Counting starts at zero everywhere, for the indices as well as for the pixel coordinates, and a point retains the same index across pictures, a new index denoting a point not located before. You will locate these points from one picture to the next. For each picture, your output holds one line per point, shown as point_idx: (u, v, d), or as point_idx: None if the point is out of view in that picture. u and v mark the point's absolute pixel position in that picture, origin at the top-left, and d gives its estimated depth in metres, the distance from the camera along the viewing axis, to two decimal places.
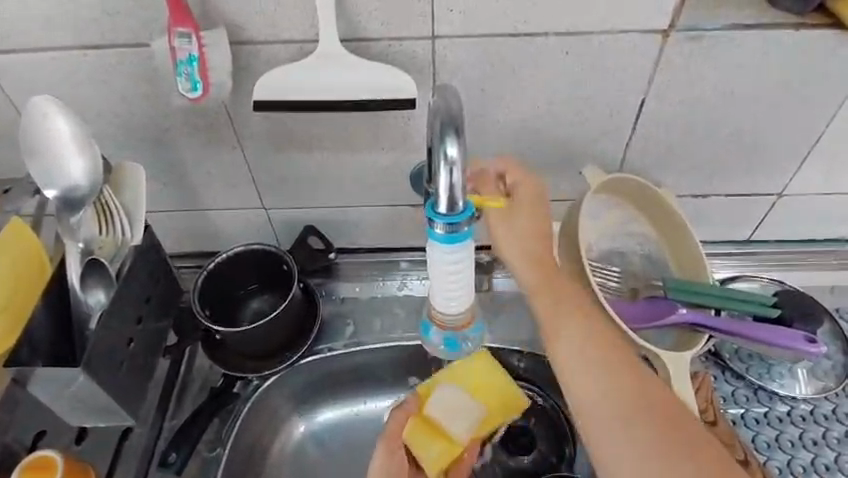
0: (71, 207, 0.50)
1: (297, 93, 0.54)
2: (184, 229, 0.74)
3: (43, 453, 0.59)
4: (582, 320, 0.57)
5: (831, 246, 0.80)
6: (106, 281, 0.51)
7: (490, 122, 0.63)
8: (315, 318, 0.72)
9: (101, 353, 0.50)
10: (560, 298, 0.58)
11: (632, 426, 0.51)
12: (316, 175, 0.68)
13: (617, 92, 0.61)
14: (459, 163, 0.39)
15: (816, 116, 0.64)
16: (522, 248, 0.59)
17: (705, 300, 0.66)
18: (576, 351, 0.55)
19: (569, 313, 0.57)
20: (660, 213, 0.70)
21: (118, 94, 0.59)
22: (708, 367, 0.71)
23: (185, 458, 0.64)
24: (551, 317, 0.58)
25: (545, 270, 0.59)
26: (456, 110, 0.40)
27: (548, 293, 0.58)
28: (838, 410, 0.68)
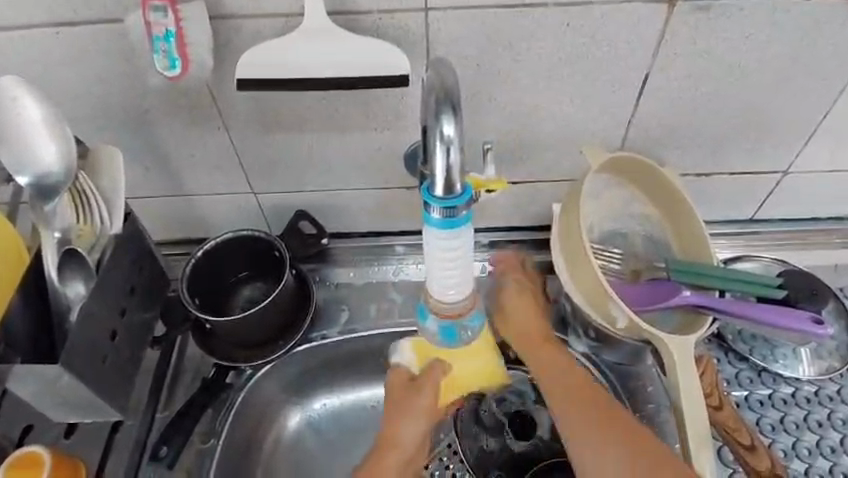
0: (44, 196, 0.47)
1: (282, 71, 0.51)
2: (170, 215, 0.72)
3: (30, 449, 0.58)
4: (588, 399, 0.55)
5: (834, 225, 0.79)
6: (85, 270, 0.48)
7: (488, 100, 0.60)
8: (309, 305, 0.70)
9: (82, 349, 0.47)
10: (565, 380, 0.57)
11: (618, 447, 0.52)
12: (307, 157, 0.65)
13: (620, 67, 0.58)
14: (457, 142, 0.37)
15: (825, 90, 0.62)
16: (534, 340, 0.60)
17: (709, 281, 0.64)
18: (574, 414, 0.54)
19: (576, 393, 0.56)
20: (663, 192, 0.68)
21: (93, 73, 0.56)
22: (711, 349, 0.69)
23: (177, 450, 0.63)
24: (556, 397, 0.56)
25: (559, 369, 0.58)
26: (452, 86, 0.37)
27: (556, 376, 0.57)
28: (843, 391, 0.67)
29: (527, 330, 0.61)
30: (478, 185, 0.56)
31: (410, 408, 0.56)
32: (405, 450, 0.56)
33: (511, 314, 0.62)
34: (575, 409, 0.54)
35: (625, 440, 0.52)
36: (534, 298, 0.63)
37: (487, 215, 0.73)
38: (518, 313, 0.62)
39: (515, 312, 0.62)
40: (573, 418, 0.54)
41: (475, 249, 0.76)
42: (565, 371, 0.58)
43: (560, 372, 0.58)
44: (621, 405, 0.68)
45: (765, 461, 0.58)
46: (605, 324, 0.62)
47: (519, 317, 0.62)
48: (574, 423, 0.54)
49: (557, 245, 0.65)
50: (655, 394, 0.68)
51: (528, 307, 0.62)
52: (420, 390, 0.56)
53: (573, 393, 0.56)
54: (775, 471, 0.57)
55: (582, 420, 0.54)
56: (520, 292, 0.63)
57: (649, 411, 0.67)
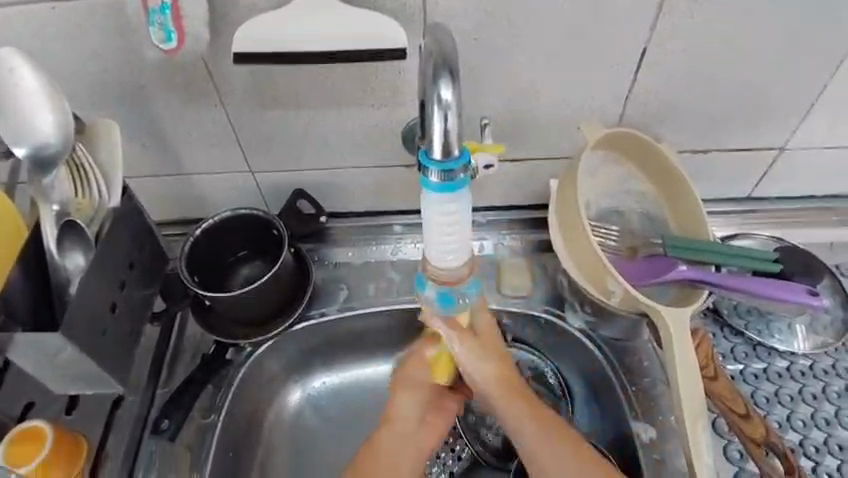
0: (42, 168, 0.47)
1: (278, 44, 0.51)
2: (168, 194, 0.72)
3: (32, 423, 0.58)
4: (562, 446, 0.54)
5: (830, 203, 0.79)
6: (84, 242, 0.48)
7: (485, 76, 0.60)
8: (308, 284, 0.71)
9: (82, 319, 0.47)
10: (537, 429, 0.54)
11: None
12: (304, 135, 0.65)
13: (618, 41, 0.58)
14: (454, 107, 0.37)
15: (823, 64, 0.62)
16: (499, 388, 0.55)
17: (705, 255, 0.64)
18: (547, 466, 0.53)
19: (553, 442, 0.54)
20: (660, 168, 0.68)
21: (88, 48, 0.55)
22: (707, 324, 0.70)
23: (178, 424, 0.63)
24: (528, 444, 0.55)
25: (529, 421, 0.55)
26: (449, 51, 0.38)
27: (527, 427, 0.55)
28: (837, 364, 0.67)
29: (495, 380, 0.56)
30: (475, 150, 0.58)
31: (411, 382, 0.59)
32: (400, 427, 0.59)
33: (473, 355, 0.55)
34: (550, 459, 0.53)
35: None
36: (495, 336, 0.57)
37: (485, 193, 0.73)
38: (481, 360, 0.55)
39: (479, 361, 0.55)
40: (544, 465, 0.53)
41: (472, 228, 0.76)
42: (536, 425, 0.55)
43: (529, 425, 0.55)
44: (618, 379, 0.68)
45: (760, 430, 0.58)
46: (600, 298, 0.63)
47: (481, 360, 0.55)
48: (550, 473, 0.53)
49: (554, 221, 0.65)
50: (651, 368, 0.68)
51: (490, 351, 0.56)
52: (413, 369, 0.59)
53: (547, 445, 0.54)
54: (771, 439, 0.58)
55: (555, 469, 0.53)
56: (483, 325, 0.56)
57: (645, 385, 0.67)
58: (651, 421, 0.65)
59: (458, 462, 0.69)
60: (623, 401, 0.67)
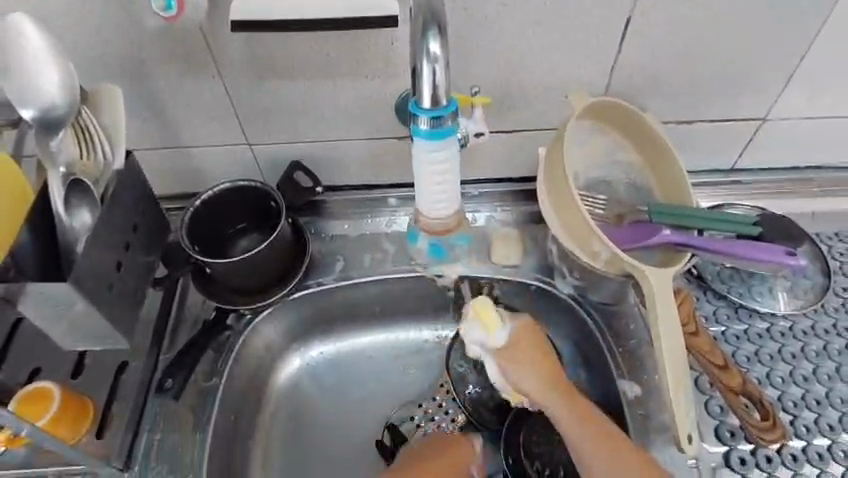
0: (49, 131, 0.49)
1: (274, 12, 0.52)
2: (168, 168, 0.73)
3: (40, 384, 0.61)
4: (600, 440, 0.59)
5: (812, 173, 0.81)
6: (89, 199, 0.50)
7: (475, 46, 0.62)
8: (305, 254, 0.73)
9: (90, 273, 0.49)
10: (578, 425, 0.60)
11: None
12: (300, 106, 0.67)
13: (603, 11, 0.60)
14: (441, 60, 0.41)
15: (801, 34, 0.64)
16: (544, 391, 0.62)
17: (690, 220, 0.67)
18: (588, 460, 0.58)
19: (592, 437, 0.59)
20: (646, 139, 0.70)
21: (89, 18, 0.57)
22: (690, 288, 0.73)
23: (181, 384, 0.66)
24: (572, 438, 0.60)
25: (569, 418, 0.60)
26: (437, 8, 0.42)
27: (570, 424, 0.60)
28: (816, 325, 0.70)
29: (538, 383, 0.62)
30: (463, 101, 0.63)
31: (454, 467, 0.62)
32: None
33: (517, 367, 0.62)
34: (590, 452, 0.58)
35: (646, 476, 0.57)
36: (537, 343, 0.63)
37: (477, 165, 0.75)
38: (522, 366, 0.62)
39: (522, 374, 0.62)
40: (585, 459, 0.58)
41: (464, 200, 0.78)
42: (577, 422, 0.60)
43: (572, 421, 0.60)
44: (605, 341, 0.71)
45: (738, 379, 0.62)
46: (586, 260, 0.66)
47: (523, 366, 0.62)
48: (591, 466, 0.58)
49: (543, 189, 0.67)
50: (637, 330, 0.71)
51: (530, 357, 0.62)
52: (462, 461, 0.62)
53: (587, 438, 0.59)
54: (747, 387, 0.62)
55: (595, 462, 0.58)
56: (520, 335, 0.62)
57: (630, 346, 0.70)
58: (637, 379, 0.68)
59: (452, 423, 0.72)
60: (611, 362, 0.69)
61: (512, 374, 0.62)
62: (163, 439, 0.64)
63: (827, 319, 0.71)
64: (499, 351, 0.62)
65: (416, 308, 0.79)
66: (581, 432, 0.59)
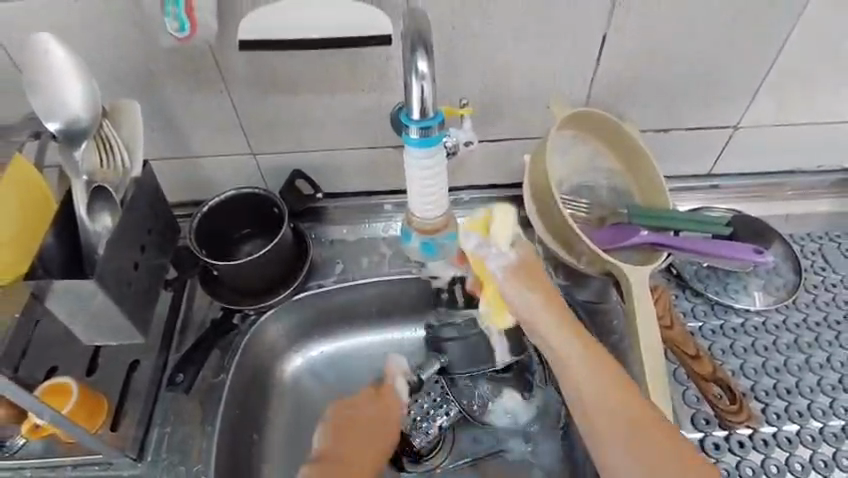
0: (71, 142, 0.54)
1: (278, 32, 0.57)
2: (176, 177, 0.78)
3: (59, 379, 0.64)
4: (615, 396, 0.56)
5: (786, 178, 0.86)
6: (110, 205, 0.55)
7: (463, 61, 0.67)
8: (306, 256, 0.77)
9: (112, 271, 0.53)
10: (593, 375, 0.57)
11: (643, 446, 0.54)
12: (300, 118, 0.72)
13: (581, 27, 0.65)
14: (428, 76, 0.46)
15: (766, 48, 0.69)
16: (556, 330, 0.58)
17: (665, 223, 0.72)
18: (595, 411, 0.56)
19: (601, 389, 0.56)
20: (625, 146, 0.75)
21: (108, 38, 0.62)
22: (670, 286, 0.77)
23: (191, 379, 0.70)
24: (581, 386, 0.57)
25: (584, 365, 0.57)
26: (425, 31, 0.46)
27: (582, 371, 0.57)
28: (787, 320, 0.75)
29: (546, 317, 0.59)
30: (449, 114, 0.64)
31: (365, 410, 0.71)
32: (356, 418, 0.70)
33: (525, 289, 0.60)
34: (599, 404, 0.56)
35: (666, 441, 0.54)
36: (542, 275, 0.61)
37: (468, 172, 0.80)
38: (532, 294, 0.59)
39: (527, 298, 0.59)
40: (593, 408, 0.56)
41: (457, 205, 0.83)
42: (591, 371, 0.57)
43: (584, 369, 0.57)
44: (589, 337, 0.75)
45: (708, 367, 0.67)
46: (568, 257, 0.71)
47: (534, 295, 0.59)
48: (598, 419, 0.55)
49: (528, 193, 0.72)
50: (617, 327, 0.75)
51: (538, 287, 0.60)
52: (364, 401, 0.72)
53: (598, 390, 0.56)
54: (716, 374, 0.67)
55: (604, 415, 0.55)
56: (529, 265, 0.60)
57: (611, 342, 0.75)
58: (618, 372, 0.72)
59: (447, 417, 0.73)
60: None
61: (517, 297, 0.60)
62: (173, 431, 0.68)
63: (797, 313, 0.76)
64: (510, 275, 0.60)
65: (411, 309, 0.83)
66: (592, 380, 0.57)
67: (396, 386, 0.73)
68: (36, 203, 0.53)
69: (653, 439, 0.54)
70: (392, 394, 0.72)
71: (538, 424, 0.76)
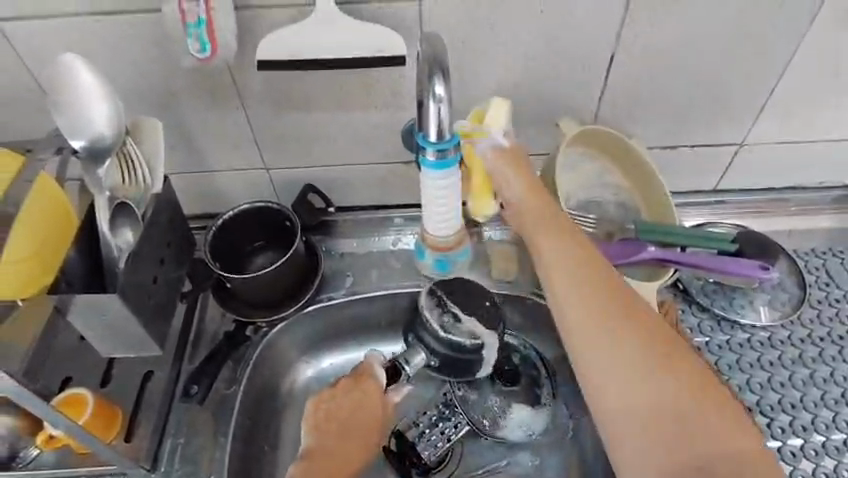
0: (95, 159, 0.56)
1: (295, 52, 0.59)
2: (190, 190, 0.79)
3: (73, 391, 0.65)
4: (600, 309, 0.55)
5: (790, 194, 0.87)
6: (133, 221, 0.57)
7: (474, 80, 0.69)
8: (318, 269, 0.78)
9: (132, 285, 0.55)
10: (593, 294, 0.56)
11: (627, 366, 0.51)
12: (314, 134, 0.73)
13: (589, 48, 0.67)
14: (445, 100, 0.47)
15: (771, 68, 0.71)
16: (547, 238, 0.60)
17: (673, 238, 0.73)
18: (578, 324, 0.55)
19: (594, 300, 0.55)
20: (632, 163, 0.76)
21: (129, 57, 0.63)
22: (676, 301, 0.78)
23: (205, 391, 0.71)
24: (572, 299, 0.56)
25: (592, 288, 0.56)
26: (442, 56, 0.48)
27: (567, 278, 0.57)
28: (793, 335, 0.76)
29: (531, 209, 0.62)
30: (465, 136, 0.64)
31: (349, 401, 0.67)
32: (341, 413, 0.67)
33: (514, 182, 0.63)
34: (581, 317, 0.55)
35: (653, 355, 0.52)
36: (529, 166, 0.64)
37: None
38: (523, 197, 0.63)
39: (515, 186, 0.63)
40: (574, 313, 0.55)
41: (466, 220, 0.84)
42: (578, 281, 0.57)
43: (580, 282, 0.57)
44: None
45: None
46: None
47: (525, 199, 0.63)
48: (578, 330, 0.55)
49: None
50: None
51: (524, 176, 0.63)
52: (342, 392, 0.68)
53: (581, 302, 0.56)
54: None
55: (589, 324, 0.54)
56: (522, 172, 0.63)
57: None
58: None
59: (457, 429, 0.74)
60: None
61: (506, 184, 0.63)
62: (186, 442, 0.69)
63: (802, 328, 0.76)
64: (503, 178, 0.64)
65: None
66: (579, 289, 0.57)
67: (376, 370, 0.68)
68: (55, 218, 0.53)
69: (637, 353, 0.52)
70: (371, 379, 0.68)
71: (545, 437, 0.76)
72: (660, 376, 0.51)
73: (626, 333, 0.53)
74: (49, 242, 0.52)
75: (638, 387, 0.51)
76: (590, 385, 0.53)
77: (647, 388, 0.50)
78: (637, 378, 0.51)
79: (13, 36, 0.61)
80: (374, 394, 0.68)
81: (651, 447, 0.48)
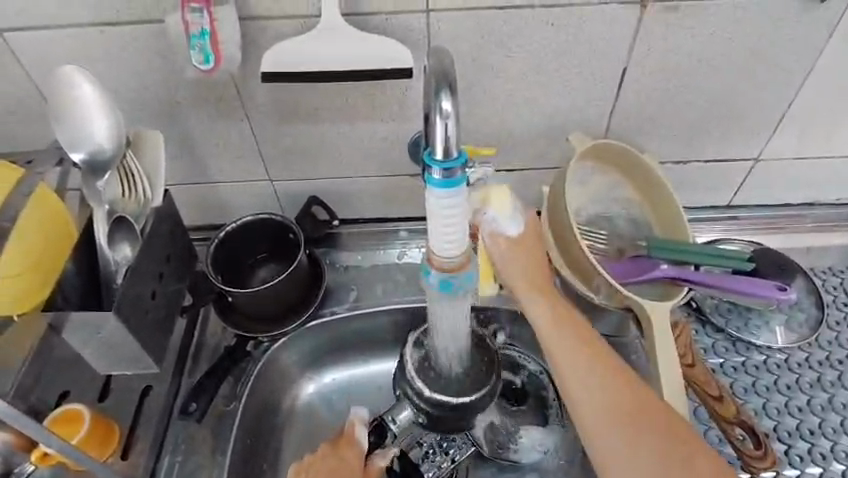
0: (94, 171, 0.55)
1: (299, 64, 0.58)
2: (193, 201, 0.78)
3: (70, 407, 0.64)
4: (594, 359, 0.56)
5: (807, 210, 0.85)
6: (131, 236, 0.55)
7: (483, 93, 0.67)
8: (321, 282, 0.77)
9: (129, 301, 0.54)
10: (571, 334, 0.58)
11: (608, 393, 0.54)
12: (319, 146, 0.72)
13: (601, 61, 0.65)
14: (453, 116, 0.44)
15: (788, 82, 0.69)
16: (532, 288, 0.60)
17: (686, 255, 0.71)
18: (564, 358, 0.57)
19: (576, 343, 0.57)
20: (645, 179, 0.74)
21: (133, 68, 0.63)
22: (690, 321, 0.76)
23: (204, 408, 0.69)
24: (556, 342, 0.58)
25: (570, 330, 0.58)
26: (449, 70, 0.46)
27: (553, 322, 0.59)
28: (810, 358, 0.73)
29: (524, 267, 0.61)
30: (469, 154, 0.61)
31: (327, 468, 0.61)
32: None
33: (514, 257, 0.61)
34: (573, 366, 0.56)
35: (626, 381, 0.55)
36: (533, 240, 0.62)
37: None
38: (520, 276, 0.61)
39: (512, 261, 0.61)
40: (559, 354, 0.57)
41: None
42: (572, 332, 0.58)
43: (562, 327, 0.58)
44: None
45: (732, 410, 0.65)
46: (584, 288, 0.69)
47: (521, 271, 0.61)
48: (573, 383, 0.55)
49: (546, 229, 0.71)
50: (638, 361, 0.75)
51: (526, 254, 0.61)
52: (322, 459, 0.61)
53: (573, 358, 0.56)
54: (742, 417, 0.65)
55: (572, 362, 0.56)
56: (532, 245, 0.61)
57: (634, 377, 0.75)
58: None
59: (461, 451, 0.72)
60: None
61: (502, 261, 0.61)
62: (184, 460, 0.68)
63: (820, 351, 0.74)
64: (501, 257, 0.61)
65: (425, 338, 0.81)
66: (561, 330, 0.58)
67: (358, 435, 0.65)
68: (58, 232, 0.54)
69: (620, 385, 0.54)
70: (353, 446, 0.64)
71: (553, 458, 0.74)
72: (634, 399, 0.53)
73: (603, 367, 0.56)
74: (48, 256, 0.53)
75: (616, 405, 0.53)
76: (584, 427, 0.53)
77: (642, 432, 0.51)
78: (615, 401, 0.53)
79: (17, 45, 0.60)
80: (354, 464, 0.62)
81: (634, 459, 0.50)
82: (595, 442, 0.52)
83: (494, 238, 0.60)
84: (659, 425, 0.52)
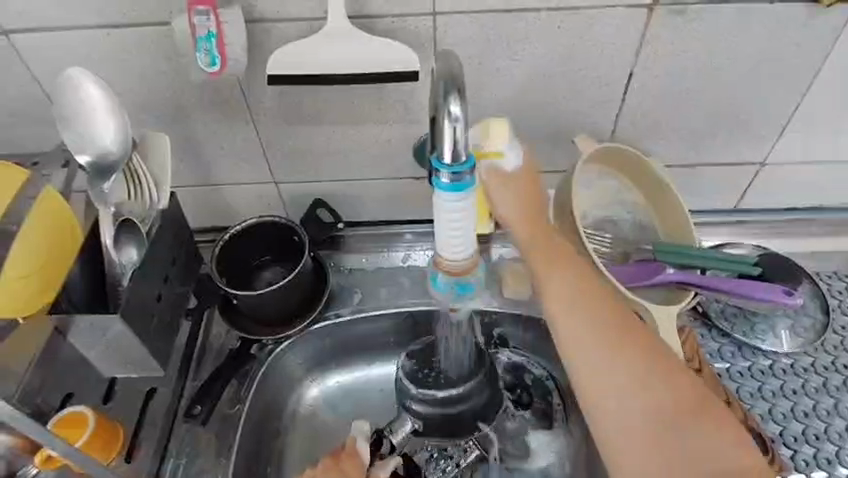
0: (101, 173, 0.54)
1: (305, 67, 0.58)
2: (199, 203, 0.78)
3: (74, 409, 0.64)
4: (594, 311, 0.53)
5: (813, 214, 0.84)
6: (137, 239, 0.55)
7: (489, 96, 0.67)
8: (325, 285, 0.76)
9: (135, 305, 0.54)
10: (575, 292, 0.54)
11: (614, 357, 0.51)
12: (324, 149, 0.72)
13: (607, 65, 0.65)
14: (462, 119, 0.44)
15: (794, 86, 0.68)
16: (531, 238, 0.58)
17: (697, 260, 0.70)
18: (566, 315, 0.53)
19: (581, 304, 0.53)
20: (652, 183, 0.74)
21: (139, 71, 0.63)
22: (695, 325, 0.76)
23: (209, 410, 0.69)
24: (559, 303, 0.54)
25: (574, 287, 0.54)
26: (458, 74, 0.46)
27: (559, 279, 0.55)
28: (817, 363, 0.73)
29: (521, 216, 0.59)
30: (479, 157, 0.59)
31: None
32: None
33: (510, 197, 0.59)
34: (574, 323, 0.53)
35: (633, 345, 0.51)
36: (530, 182, 0.60)
37: None
38: (515, 222, 0.59)
39: (508, 199, 0.59)
40: (559, 311, 0.54)
41: None
42: (570, 284, 0.55)
43: (566, 283, 0.55)
44: None
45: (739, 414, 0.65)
46: None
47: (514, 209, 0.59)
48: (574, 341, 0.52)
49: None
50: None
51: (523, 196, 0.60)
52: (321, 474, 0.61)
53: (576, 316, 0.53)
54: (748, 423, 0.65)
55: (573, 318, 0.53)
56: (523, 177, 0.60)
57: None
58: None
59: (465, 454, 0.71)
60: None
61: (498, 199, 0.60)
62: (188, 462, 0.68)
63: (826, 356, 0.74)
64: (494, 192, 0.60)
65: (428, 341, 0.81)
66: (562, 284, 0.55)
67: (359, 450, 0.64)
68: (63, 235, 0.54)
69: (626, 349, 0.51)
70: (353, 461, 0.63)
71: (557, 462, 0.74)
72: (641, 366, 0.50)
73: (609, 327, 0.52)
74: (53, 263, 0.52)
75: (619, 370, 0.50)
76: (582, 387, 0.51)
77: (644, 401, 0.49)
78: (619, 364, 0.50)
79: (24, 48, 0.60)
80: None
81: (632, 429, 0.49)
82: (592, 406, 0.50)
83: (492, 173, 0.60)
84: (658, 383, 0.50)
